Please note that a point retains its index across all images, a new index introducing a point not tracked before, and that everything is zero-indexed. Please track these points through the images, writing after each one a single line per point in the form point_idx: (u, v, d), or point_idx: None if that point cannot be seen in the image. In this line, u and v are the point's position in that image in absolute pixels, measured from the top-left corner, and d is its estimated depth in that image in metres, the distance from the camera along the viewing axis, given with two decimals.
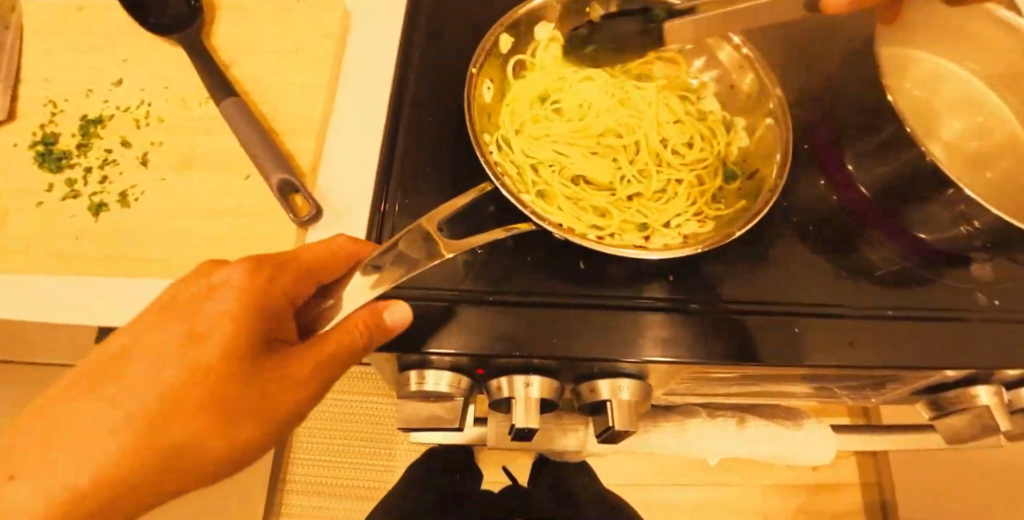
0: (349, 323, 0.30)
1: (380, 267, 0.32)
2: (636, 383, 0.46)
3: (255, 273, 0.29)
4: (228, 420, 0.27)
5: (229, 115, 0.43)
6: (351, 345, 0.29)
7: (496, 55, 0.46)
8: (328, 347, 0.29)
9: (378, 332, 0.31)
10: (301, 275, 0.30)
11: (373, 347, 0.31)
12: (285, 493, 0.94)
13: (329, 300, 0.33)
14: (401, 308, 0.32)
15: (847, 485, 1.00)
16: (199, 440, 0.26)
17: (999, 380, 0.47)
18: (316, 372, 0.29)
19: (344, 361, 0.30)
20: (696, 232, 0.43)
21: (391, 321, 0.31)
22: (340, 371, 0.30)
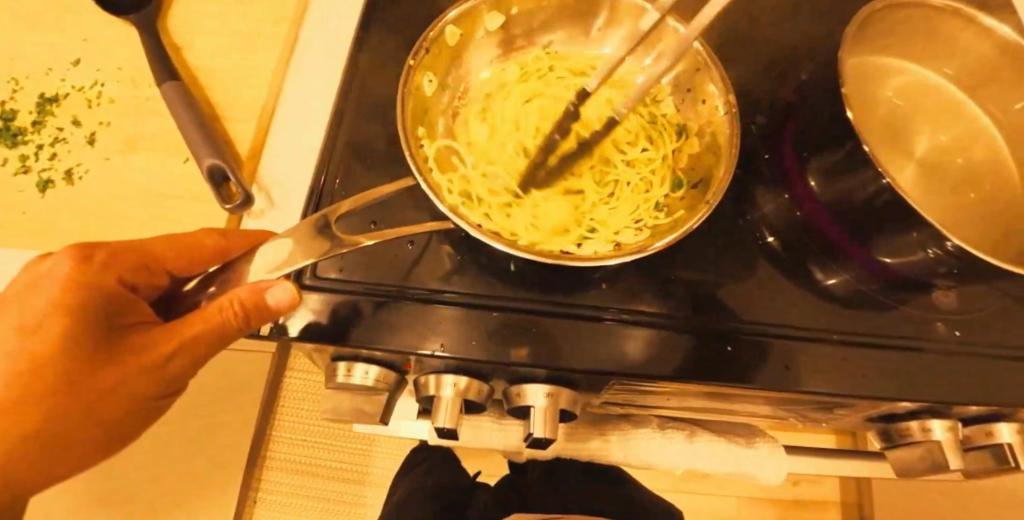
0: (219, 305, 0.29)
1: (286, 250, 0.31)
2: (565, 391, 0.45)
3: (80, 262, 0.29)
4: (86, 398, 0.29)
5: (168, 98, 0.44)
6: (219, 324, 0.30)
7: (440, 48, 0.44)
8: (193, 327, 0.30)
9: (258, 313, 0.30)
10: (143, 263, 0.30)
11: (251, 325, 0.30)
12: (264, 470, 0.99)
13: (211, 289, 0.32)
14: (286, 288, 0.30)
15: (828, 504, 0.97)
16: (63, 415, 0.29)
17: (957, 416, 0.47)
18: (178, 351, 0.29)
19: (212, 339, 0.30)
20: (632, 240, 0.42)
21: (273, 303, 0.30)
22: (215, 346, 0.31)
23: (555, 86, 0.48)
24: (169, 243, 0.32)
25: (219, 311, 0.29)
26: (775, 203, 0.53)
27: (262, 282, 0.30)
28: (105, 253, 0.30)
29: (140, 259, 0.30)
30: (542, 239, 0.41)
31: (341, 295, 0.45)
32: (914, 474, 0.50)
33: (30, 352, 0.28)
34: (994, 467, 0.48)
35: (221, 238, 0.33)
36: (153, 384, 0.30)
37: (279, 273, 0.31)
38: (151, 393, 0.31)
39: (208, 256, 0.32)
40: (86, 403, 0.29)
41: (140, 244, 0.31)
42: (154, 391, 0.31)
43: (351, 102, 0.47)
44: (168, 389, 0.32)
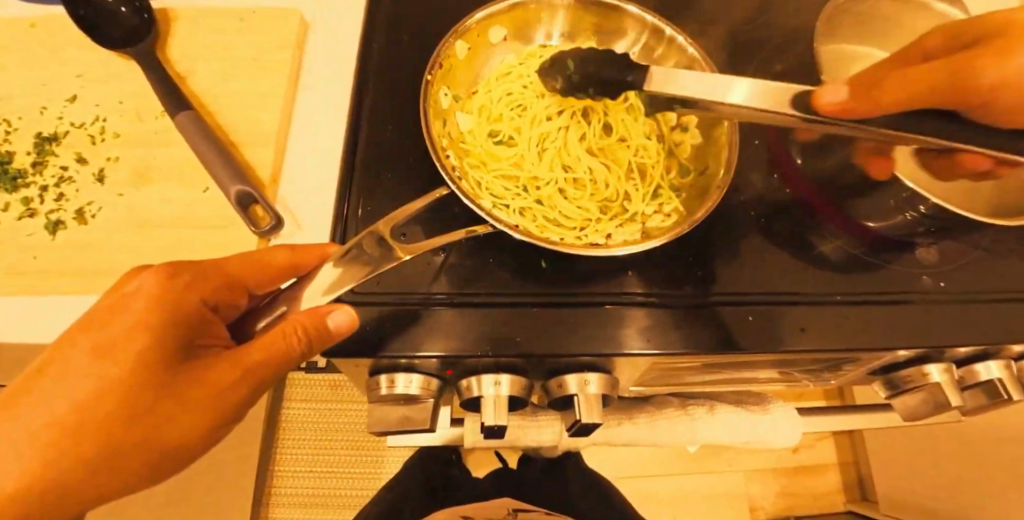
0: (283, 330, 0.29)
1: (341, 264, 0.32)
2: (602, 377, 0.47)
3: (165, 280, 0.29)
4: (149, 427, 0.27)
5: (183, 127, 0.43)
6: (286, 349, 0.29)
7: (451, 62, 0.47)
8: (256, 353, 0.28)
9: (320, 338, 0.29)
10: (225, 281, 0.30)
11: (312, 351, 0.29)
12: (272, 506, 0.96)
13: (281, 308, 0.32)
14: (344, 311, 0.30)
15: (827, 466, 1.03)
16: (118, 450, 0.27)
17: (950, 357, 0.51)
18: (241, 377, 0.28)
19: (278, 364, 0.29)
20: (656, 227, 0.45)
21: (334, 326, 0.29)
22: (275, 375, 0.29)
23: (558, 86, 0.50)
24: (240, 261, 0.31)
25: (283, 336, 0.28)
26: (769, 182, 0.58)
27: (321, 306, 0.30)
28: (189, 270, 0.30)
29: (221, 279, 0.30)
30: (570, 234, 0.44)
31: (380, 307, 0.46)
32: (919, 417, 0.54)
33: (100, 377, 0.26)
34: (987, 402, 0.54)
35: (289, 253, 0.32)
36: (214, 418, 0.28)
37: (329, 298, 0.31)
38: (210, 429, 0.29)
39: (279, 271, 0.31)
40: (147, 433, 0.27)
41: (218, 262, 0.30)
42: (214, 426, 0.29)
43: (366, 121, 0.48)
44: (224, 426, 0.30)
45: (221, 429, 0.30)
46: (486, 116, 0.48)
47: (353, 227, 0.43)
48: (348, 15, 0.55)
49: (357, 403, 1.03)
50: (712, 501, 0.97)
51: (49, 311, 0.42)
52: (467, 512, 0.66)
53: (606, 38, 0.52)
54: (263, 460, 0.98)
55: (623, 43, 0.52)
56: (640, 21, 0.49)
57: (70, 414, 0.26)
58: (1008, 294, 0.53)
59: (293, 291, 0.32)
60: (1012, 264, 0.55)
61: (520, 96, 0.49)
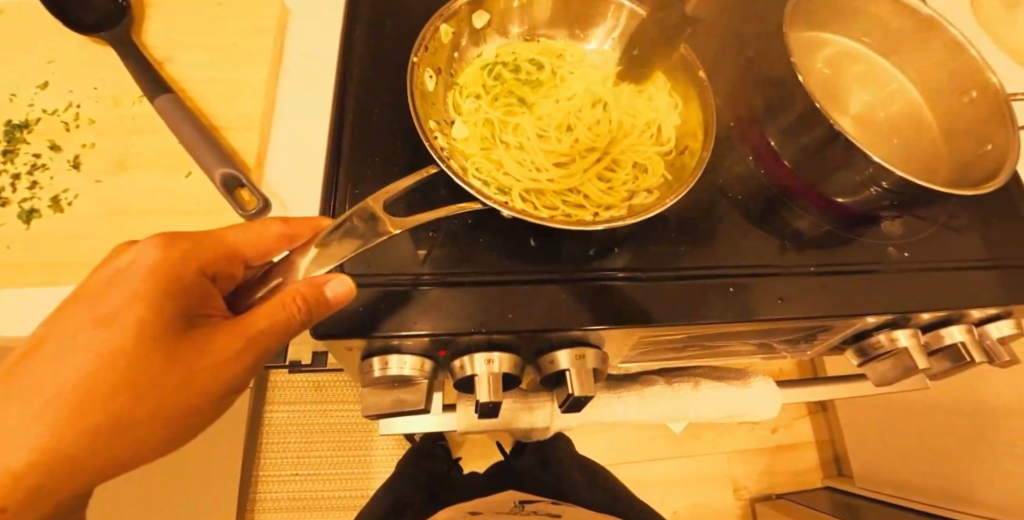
0: (283, 299, 0.28)
1: (327, 246, 0.32)
2: (593, 352, 0.48)
3: (163, 250, 0.28)
4: (153, 398, 0.26)
5: (163, 110, 0.42)
6: (288, 317, 0.28)
7: (437, 46, 0.47)
8: (257, 322, 0.28)
9: (320, 306, 0.29)
10: (224, 252, 0.30)
11: (312, 320, 0.29)
12: (256, 512, 0.94)
13: (276, 280, 0.32)
14: (342, 280, 0.30)
15: (806, 443, 1.06)
16: (124, 422, 0.26)
17: (916, 323, 0.54)
18: (244, 346, 0.28)
19: (280, 333, 0.28)
20: (643, 203, 0.46)
21: (333, 295, 0.29)
22: (276, 346, 0.29)
23: (543, 73, 0.51)
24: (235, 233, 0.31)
25: (283, 306, 0.28)
26: (744, 163, 0.60)
27: (318, 276, 0.29)
28: (186, 241, 0.29)
29: (218, 249, 0.29)
30: (560, 212, 0.45)
31: (370, 288, 0.46)
32: (889, 381, 0.57)
33: (99, 348, 0.26)
34: (951, 365, 0.57)
35: (284, 226, 0.32)
36: (218, 388, 0.28)
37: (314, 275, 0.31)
38: (214, 399, 0.28)
39: (274, 243, 0.31)
40: (152, 404, 0.27)
41: (215, 233, 0.30)
42: (217, 397, 0.28)
43: (352, 110, 0.48)
44: (228, 397, 0.29)
45: (225, 400, 0.29)
46: (472, 99, 0.48)
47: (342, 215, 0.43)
48: (327, 3, 0.55)
49: (339, 402, 1.02)
50: (697, 483, 0.99)
51: (27, 302, 0.40)
52: (474, 508, 0.69)
53: (585, 26, 0.53)
54: (247, 465, 0.96)
55: (603, 29, 0.53)
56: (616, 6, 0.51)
57: (74, 384, 0.26)
58: (967, 263, 0.56)
59: (287, 264, 0.32)
60: (970, 236, 0.58)
61: (505, 79, 0.50)
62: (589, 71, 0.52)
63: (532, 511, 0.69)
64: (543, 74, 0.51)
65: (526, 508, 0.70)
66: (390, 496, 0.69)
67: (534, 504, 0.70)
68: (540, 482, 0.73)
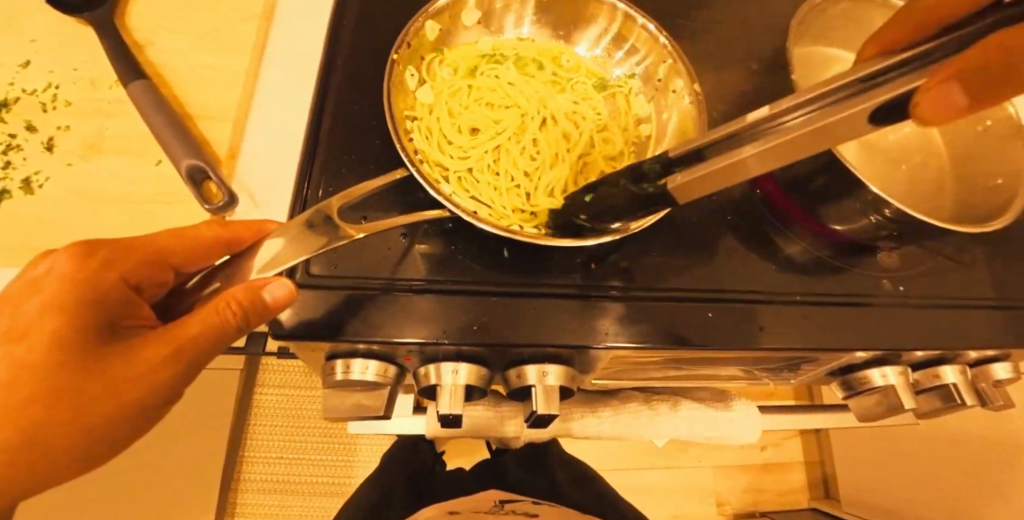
0: (217, 305, 0.27)
1: (276, 249, 0.30)
2: (562, 369, 0.47)
3: (80, 259, 0.28)
4: (72, 405, 0.26)
5: (135, 97, 0.42)
6: (221, 324, 0.27)
7: (420, 42, 0.46)
8: (187, 329, 0.27)
9: (257, 311, 0.28)
10: (148, 258, 0.29)
11: (250, 325, 0.28)
12: (240, 492, 0.96)
13: (215, 285, 0.31)
14: (282, 283, 0.29)
15: (796, 464, 1.03)
16: (45, 427, 0.26)
17: (905, 360, 0.52)
18: (167, 354, 0.27)
19: (212, 341, 0.28)
20: (620, 220, 0.44)
21: (271, 300, 0.28)
22: (212, 353, 0.28)
23: (531, 77, 0.50)
24: (169, 237, 0.30)
25: (216, 312, 0.27)
26: (738, 182, 0.58)
27: (256, 280, 0.28)
28: (108, 248, 0.29)
29: (141, 254, 0.29)
30: (531, 225, 0.44)
31: (337, 290, 0.45)
32: (874, 417, 0.55)
33: (18, 355, 0.26)
34: (941, 406, 0.54)
35: (221, 229, 0.31)
36: (142, 396, 0.27)
37: (265, 275, 0.30)
38: (137, 411, 0.28)
39: (210, 246, 0.31)
40: (71, 411, 0.26)
41: (141, 240, 0.30)
42: (144, 407, 0.28)
43: (331, 101, 0.46)
44: (159, 406, 0.29)
45: (157, 409, 0.29)
46: (452, 101, 0.47)
47: (314, 203, 0.42)
48: None
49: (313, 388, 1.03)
50: (679, 497, 0.98)
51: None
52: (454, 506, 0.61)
53: (578, 28, 0.52)
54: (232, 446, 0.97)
55: (594, 30, 0.51)
56: (608, 7, 0.49)
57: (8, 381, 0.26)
58: (965, 301, 0.54)
59: (230, 268, 0.30)
60: (973, 273, 0.56)
61: (491, 81, 0.49)
62: (580, 75, 0.50)
63: (511, 511, 0.63)
64: (532, 78, 0.50)
65: (505, 509, 0.63)
66: (375, 487, 0.63)
67: (514, 505, 0.63)
68: (524, 484, 0.70)
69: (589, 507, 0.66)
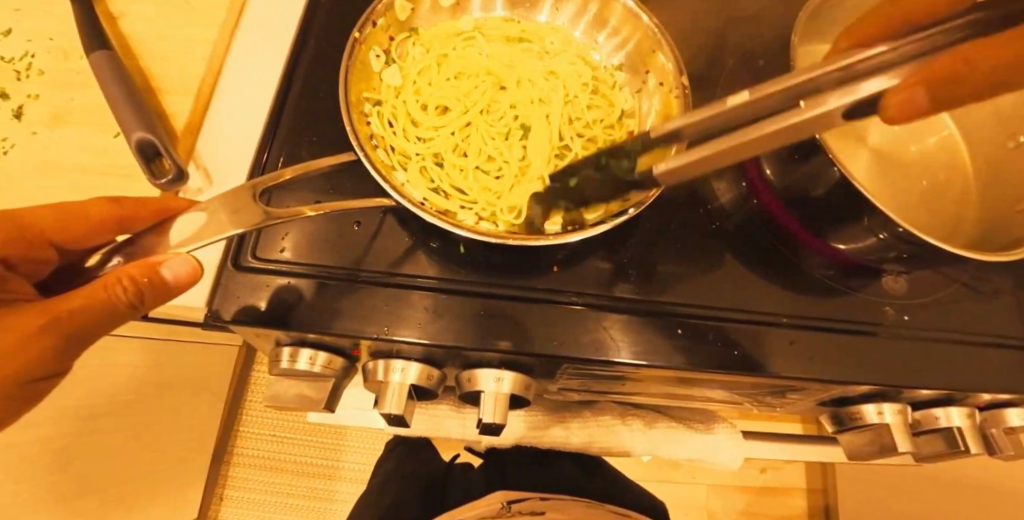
0: (108, 280, 0.26)
1: (199, 223, 0.29)
2: (517, 377, 0.45)
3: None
4: None
5: (97, 67, 0.41)
6: (109, 300, 0.26)
7: (390, 22, 0.44)
8: (72, 304, 0.26)
9: (150, 288, 0.27)
10: (17, 235, 0.29)
11: (146, 302, 0.27)
12: (231, 465, 0.97)
13: (115, 261, 0.29)
14: (185, 259, 0.27)
15: (798, 490, 0.98)
16: None
17: (905, 398, 0.47)
18: (47, 328, 0.26)
19: (100, 317, 0.27)
20: (585, 217, 0.41)
21: (169, 277, 0.27)
22: (100, 328, 0.27)
23: (508, 62, 0.47)
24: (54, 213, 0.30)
25: (105, 287, 0.26)
26: (733, 190, 0.54)
27: (155, 257, 0.27)
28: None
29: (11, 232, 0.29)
30: (489, 220, 0.41)
31: (288, 277, 0.43)
32: (867, 456, 0.51)
33: None
34: (943, 450, 0.49)
35: (113, 206, 0.30)
36: (19, 366, 0.27)
37: (181, 250, 0.28)
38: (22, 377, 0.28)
39: (90, 226, 0.30)
40: None
41: (25, 215, 0.30)
42: (28, 374, 0.28)
43: (299, 75, 0.45)
44: (52, 373, 0.29)
45: (45, 377, 0.29)
46: (420, 83, 0.45)
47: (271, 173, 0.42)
48: None
49: None
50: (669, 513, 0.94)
51: None
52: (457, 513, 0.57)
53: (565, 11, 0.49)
54: (225, 422, 0.98)
55: (574, 9, 0.48)
56: None
57: None
58: (980, 337, 0.48)
59: (137, 246, 0.29)
60: (994, 305, 0.50)
61: (463, 62, 0.46)
62: (560, 58, 0.47)
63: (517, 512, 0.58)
64: (509, 60, 0.47)
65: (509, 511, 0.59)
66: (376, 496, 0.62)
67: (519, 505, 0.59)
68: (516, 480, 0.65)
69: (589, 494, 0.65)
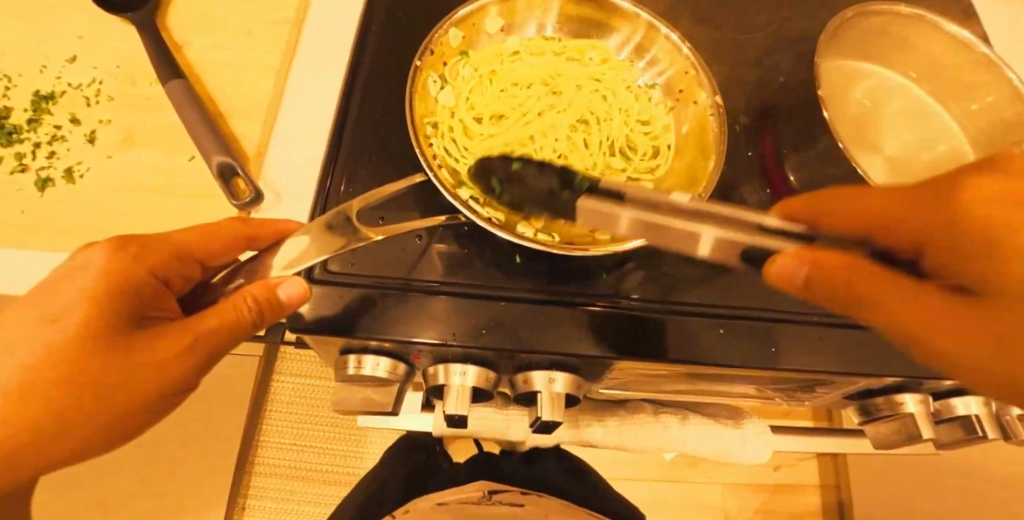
0: (235, 301, 0.29)
1: (301, 245, 0.32)
2: (570, 377, 0.47)
3: (115, 252, 0.29)
4: (93, 391, 0.28)
5: (173, 96, 0.44)
6: (237, 319, 0.29)
7: (445, 49, 0.47)
8: (205, 324, 0.29)
9: (271, 308, 0.30)
10: (177, 254, 0.31)
11: (266, 322, 0.30)
12: (253, 475, 0.99)
13: (239, 280, 0.32)
14: (296, 283, 0.30)
15: (811, 486, 1.01)
16: (69, 412, 0.28)
17: (926, 390, 0.50)
18: (183, 348, 0.29)
19: (227, 335, 0.30)
20: (634, 228, 0.45)
21: (285, 297, 0.30)
22: (225, 346, 0.30)
23: (555, 82, 0.50)
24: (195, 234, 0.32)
25: (234, 308, 0.29)
26: None
27: (273, 278, 0.30)
28: (139, 244, 0.30)
29: (173, 251, 0.30)
30: (544, 232, 0.44)
31: (354, 289, 0.46)
32: (892, 445, 0.54)
33: (50, 344, 0.28)
34: (961, 437, 0.52)
35: (243, 226, 0.33)
36: (157, 386, 0.29)
37: (289, 271, 0.31)
38: (163, 393, 0.29)
39: (234, 241, 0.33)
40: (94, 396, 0.28)
41: (171, 237, 0.31)
42: (162, 393, 0.29)
43: (357, 97, 0.48)
44: (182, 390, 0.31)
45: (170, 397, 0.31)
46: (474, 104, 0.48)
47: (335, 200, 0.44)
48: None
49: (296, 377, 1.04)
50: (687, 512, 0.96)
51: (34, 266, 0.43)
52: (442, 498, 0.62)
53: (604, 33, 0.52)
54: (247, 431, 0.99)
55: (617, 38, 0.52)
56: (631, 15, 0.49)
57: (21, 371, 0.28)
58: None
59: (254, 263, 0.32)
60: None
61: (513, 83, 0.49)
62: (603, 77, 0.50)
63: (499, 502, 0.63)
64: (556, 79, 0.50)
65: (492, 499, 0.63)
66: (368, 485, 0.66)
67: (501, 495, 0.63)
68: (521, 476, 0.69)
69: (584, 501, 0.67)
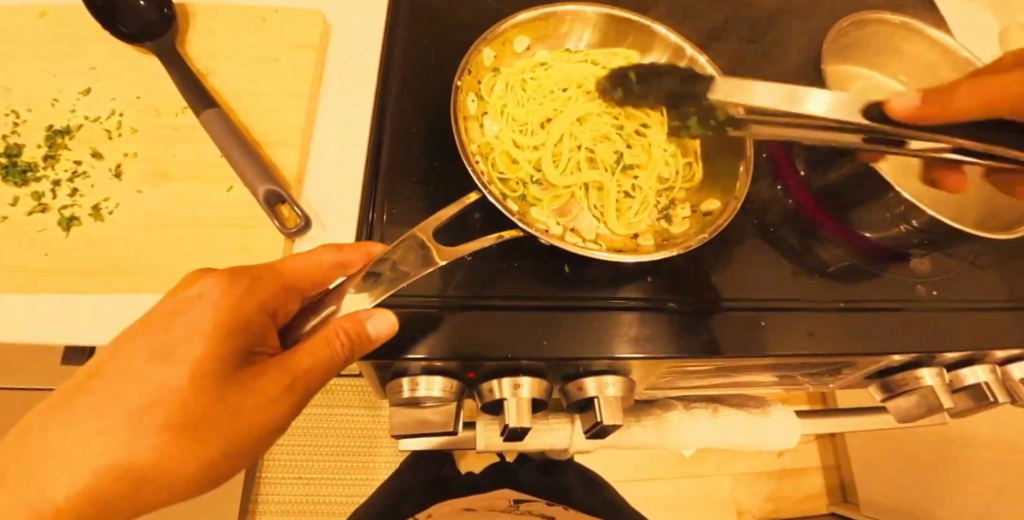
0: (329, 335, 0.30)
1: (376, 277, 0.31)
2: (620, 380, 0.48)
3: (229, 286, 0.30)
4: (202, 431, 0.28)
5: (210, 125, 0.43)
6: (333, 354, 0.30)
7: (478, 67, 0.48)
8: (301, 361, 0.30)
9: (361, 341, 0.31)
10: (280, 284, 0.31)
11: (355, 355, 0.31)
12: (258, 514, 0.93)
13: (330, 308, 0.32)
14: (385, 317, 0.31)
15: (813, 468, 1.05)
16: (173, 458, 0.27)
17: (941, 363, 0.54)
18: (286, 385, 0.30)
19: (321, 371, 0.30)
20: (675, 231, 0.47)
21: (374, 331, 0.31)
22: (319, 382, 0.31)
23: (587, 93, 0.52)
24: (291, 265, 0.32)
25: (328, 343, 0.30)
26: (773, 192, 0.59)
27: (359, 312, 0.31)
28: (247, 275, 0.31)
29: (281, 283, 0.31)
30: (591, 240, 0.45)
31: (401, 310, 0.45)
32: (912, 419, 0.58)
33: (163, 384, 0.27)
34: (973, 405, 0.57)
35: (335, 254, 0.34)
36: (262, 423, 0.29)
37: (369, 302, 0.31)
38: (261, 430, 0.29)
39: (328, 270, 0.33)
40: (202, 436, 0.28)
41: (275, 268, 0.31)
42: (264, 430, 0.30)
43: (391, 116, 0.48)
44: (274, 432, 0.31)
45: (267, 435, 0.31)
46: (512, 117, 0.49)
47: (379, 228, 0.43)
48: (369, 18, 0.55)
49: None
50: (703, 505, 0.99)
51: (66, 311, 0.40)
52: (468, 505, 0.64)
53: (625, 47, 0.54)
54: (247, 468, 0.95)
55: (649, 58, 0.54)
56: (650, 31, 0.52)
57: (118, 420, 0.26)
58: (994, 303, 0.56)
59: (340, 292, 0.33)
60: (998, 276, 0.59)
61: (546, 96, 0.51)
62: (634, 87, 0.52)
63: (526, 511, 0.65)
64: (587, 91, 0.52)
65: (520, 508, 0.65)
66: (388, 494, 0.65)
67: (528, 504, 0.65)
68: (551, 485, 0.68)
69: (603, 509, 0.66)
